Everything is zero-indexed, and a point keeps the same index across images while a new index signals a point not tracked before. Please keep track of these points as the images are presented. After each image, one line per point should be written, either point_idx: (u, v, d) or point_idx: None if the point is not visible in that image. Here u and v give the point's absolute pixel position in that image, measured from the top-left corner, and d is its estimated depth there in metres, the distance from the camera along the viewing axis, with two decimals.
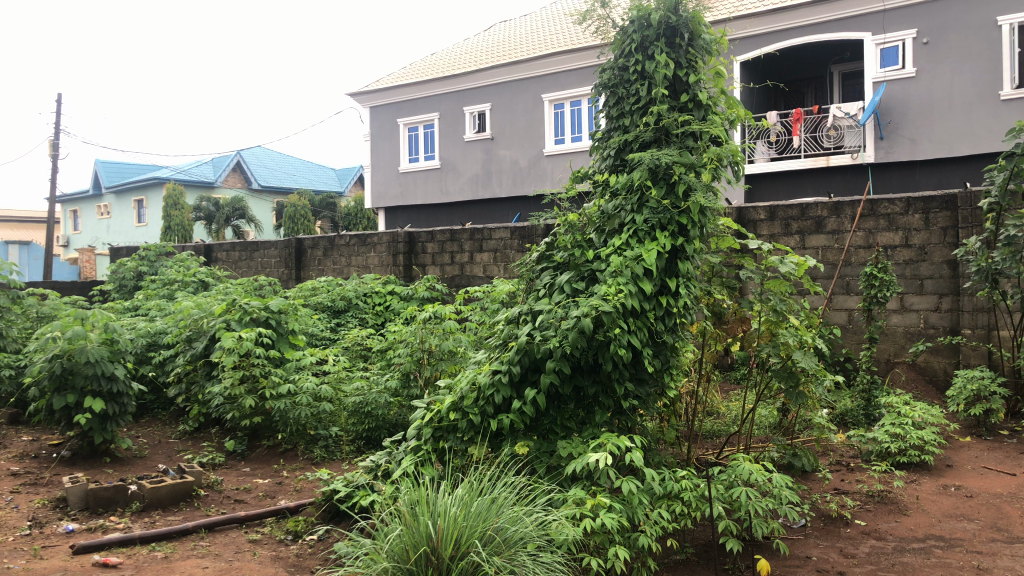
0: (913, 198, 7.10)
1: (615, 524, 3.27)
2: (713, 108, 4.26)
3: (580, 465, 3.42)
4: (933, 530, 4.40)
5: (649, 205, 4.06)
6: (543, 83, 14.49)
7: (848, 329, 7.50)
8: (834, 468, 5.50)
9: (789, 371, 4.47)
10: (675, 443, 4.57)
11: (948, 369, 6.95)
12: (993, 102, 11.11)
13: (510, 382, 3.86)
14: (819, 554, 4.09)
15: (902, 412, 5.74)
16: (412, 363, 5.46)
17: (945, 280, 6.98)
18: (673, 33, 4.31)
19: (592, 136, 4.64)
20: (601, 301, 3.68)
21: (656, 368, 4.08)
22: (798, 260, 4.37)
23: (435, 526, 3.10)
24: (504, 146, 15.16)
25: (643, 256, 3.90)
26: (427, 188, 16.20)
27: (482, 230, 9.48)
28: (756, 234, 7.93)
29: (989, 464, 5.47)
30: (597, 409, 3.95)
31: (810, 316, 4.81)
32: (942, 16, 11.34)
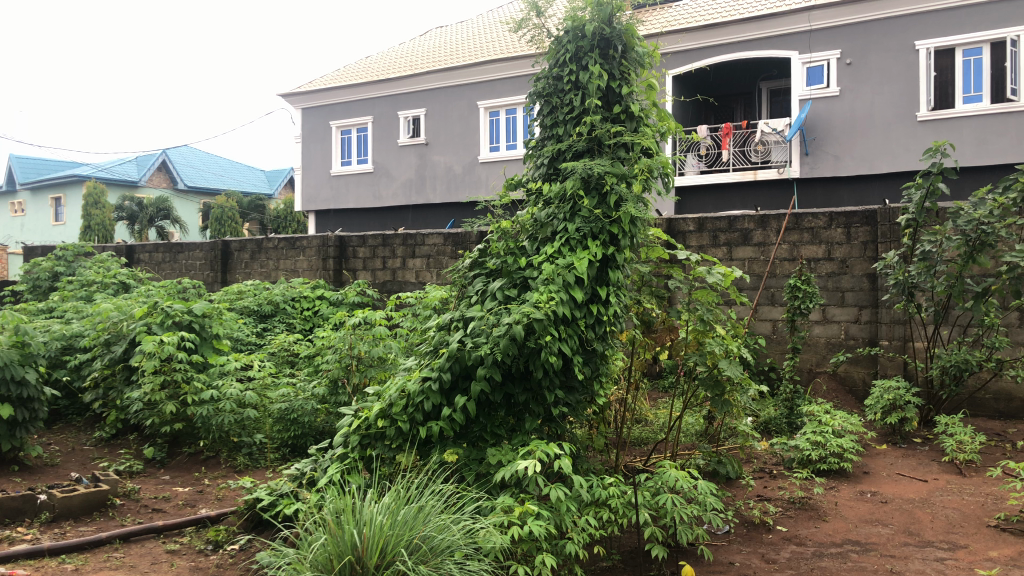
0: (836, 212, 7.32)
1: (542, 531, 3.26)
2: (644, 120, 4.34)
3: (510, 473, 3.41)
4: (850, 535, 4.53)
5: (581, 214, 4.09)
6: (479, 90, 14.52)
7: (772, 340, 7.69)
8: (758, 475, 5.63)
9: (716, 379, 4.54)
10: (603, 450, 4.61)
11: (867, 379, 7.18)
12: (911, 123, 11.59)
13: (440, 389, 3.83)
14: (742, 560, 4.16)
15: (823, 421, 5.90)
16: (340, 370, 5.39)
17: (865, 292, 7.22)
18: (607, 45, 4.36)
19: (526, 144, 4.64)
20: (532, 308, 3.68)
21: (586, 375, 4.12)
22: (725, 270, 4.44)
23: (360, 535, 3.06)
24: (438, 151, 15.12)
25: (574, 265, 3.91)
26: (359, 192, 16.02)
27: (415, 235, 9.42)
28: (686, 244, 8.06)
29: (903, 471, 5.67)
30: (527, 416, 3.95)
31: (736, 325, 4.91)
32: (864, 38, 11.75)
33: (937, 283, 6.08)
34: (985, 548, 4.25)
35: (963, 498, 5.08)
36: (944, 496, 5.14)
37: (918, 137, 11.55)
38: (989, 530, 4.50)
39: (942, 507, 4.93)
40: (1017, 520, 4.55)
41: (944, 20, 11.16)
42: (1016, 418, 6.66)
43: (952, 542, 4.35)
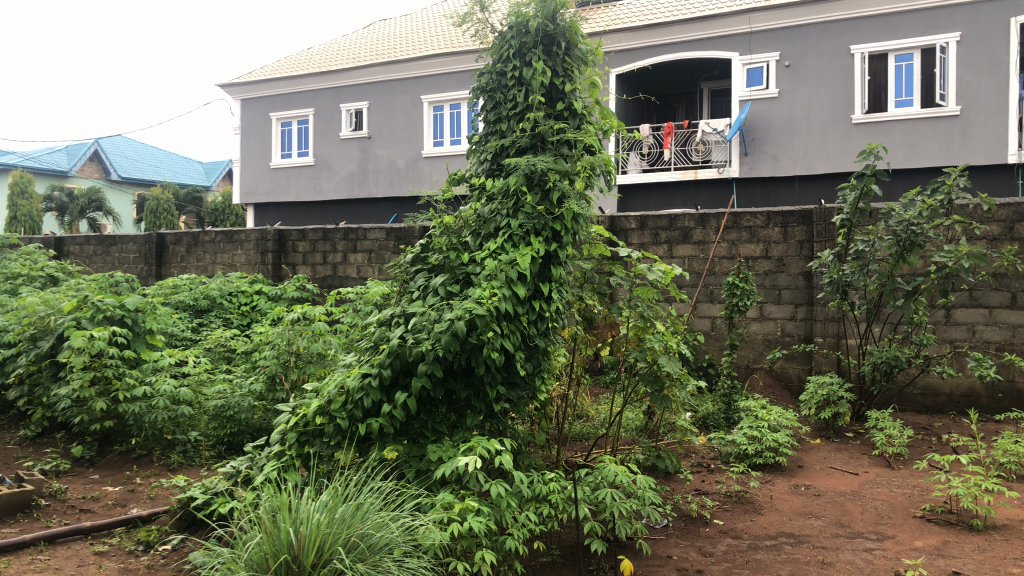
0: (773, 212, 7.47)
1: (482, 527, 3.24)
2: (587, 118, 4.36)
3: (450, 469, 3.39)
4: (784, 527, 4.62)
5: (524, 210, 4.09)
6: (423, 84, 14.44)
7: (711, 336, 7.81)
8: (696, 470, 5.71)
9: (655, 375, 4.60)
10: (544, 446, 4.63)
11: (802, 375, 7.36)
12: (846, 125, 11.89)
13: (380, 385, 3.79)
14: (679, 554, 4.22)
15: (759, 416, 6.01)
16: (278, 366, 5.30)
17: (801, 290, 7.38)
18: (550, 41, 4.37)
19: (469, 139, 4.62)
20: (475, 304, 3.66)
21: (528, 371, 4.12)
22: (666, 268, 4.48)
23: (297, 534, 3.01)
24: (381, 145, 14.98)
25: (517, 261, 3.90)
26: (300, 185, 15.78)
27: (356, 230, 9.32)
28: (627, 242, 8.14)
29: (835, 465, 5.81)
30: (469, 412, 3.94)
31: (676, 322, 4.97)
32: (802, 41, 12.00)
33: (869, 281, 6.26)
34: (911, 538, 4.38)
35: (892, 490, 5.24)
36: (874, 488, 5.29)
37: (852, 139, 11.86)
38: (915, 521, 4.65)
39: (872, 500, 5.07)
40: (942, 510, 4.71)
41: (878, 26, 11.48)
42: (941, 412, 6.91)
43: (881, 533, 4.48)
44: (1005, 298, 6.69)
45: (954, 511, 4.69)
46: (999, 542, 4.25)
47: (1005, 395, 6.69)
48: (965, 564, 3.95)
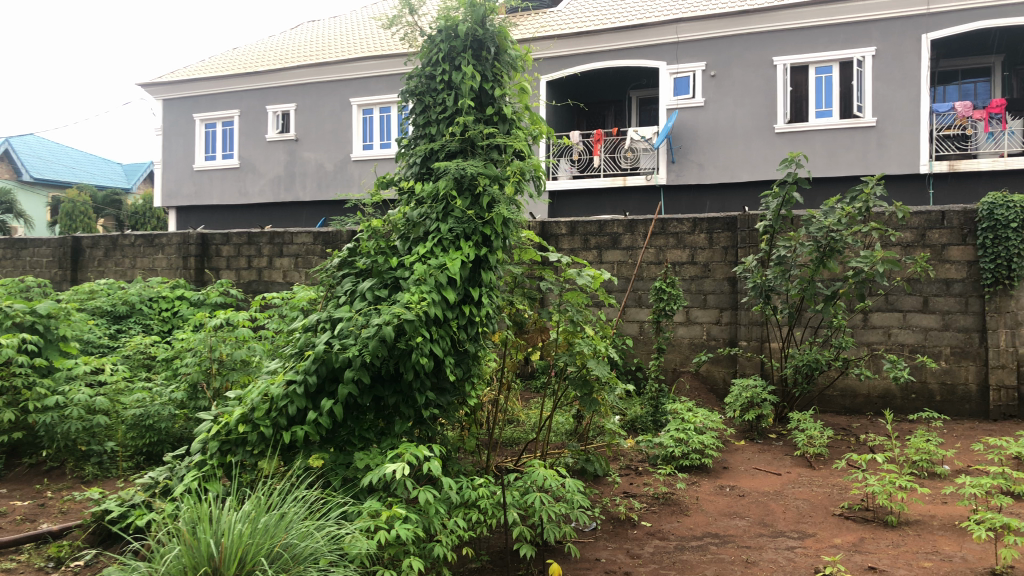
0: (699, 218, 7.62)
1: (410, 534, 3.20)
2: (517, 123, 4.39)
3: (377, 476, 3.35)
4: (710, 528, 4.70)
5: (454, 214, 4.07)
6: (352, 87, 14.29)
7: (639, 340, 7.91)
8: (624, 472, 5.77)
9: (584, 379, 4.64)
10: (474, 451, 4.61)
11: (727, 378, 7.52)
12: (769, 134, 12.22)
13: (305, 392, 3.71)
14: (608, 556, 4.25)
15: (686, 418, 6.10)
16: (199, 374, 5.12)
17: (726, 295, 7.54)
18: (480, 46, 4.37)
19: (398, 142, 4.57)
20: (403, 309, 3.61)
21: (458, 377, 4.09)
22: (595, 273, 4.51)
23: (217, 545, 2.93)
24: (308, 148, 14.77)
25: (447, 265, 3.88)
26: (224, 188, 15.44)
27: (282, 234, 9.17)
28: (558, 247, 8.20)
29: (759, 465, 5.95)
30: (397, 419, 3.90)
31: (605, 327, 5.01)
32: (727, 52, 12.28)
33: (791, 286, 6.44)
34: (831, 535, 4.51)
35: (812, 490, 5.38)
36: (796, 488, 5.42)
37: (775, 147, 12.19)
38: (834, 519, 4.79)
39: (794, 499, 5.20)
40: (860, 508, 4.86)
41: (799, 38, 11.83)
42: (859, 413, 7.14)
43: (802, 531, 4.60)
44: (918, 302, 6.96)
45: (871, 508, 4.85)
46: (912, 536, 4.41)
47: (918, 396, 6.98)
48: (880, 559, 4.08)
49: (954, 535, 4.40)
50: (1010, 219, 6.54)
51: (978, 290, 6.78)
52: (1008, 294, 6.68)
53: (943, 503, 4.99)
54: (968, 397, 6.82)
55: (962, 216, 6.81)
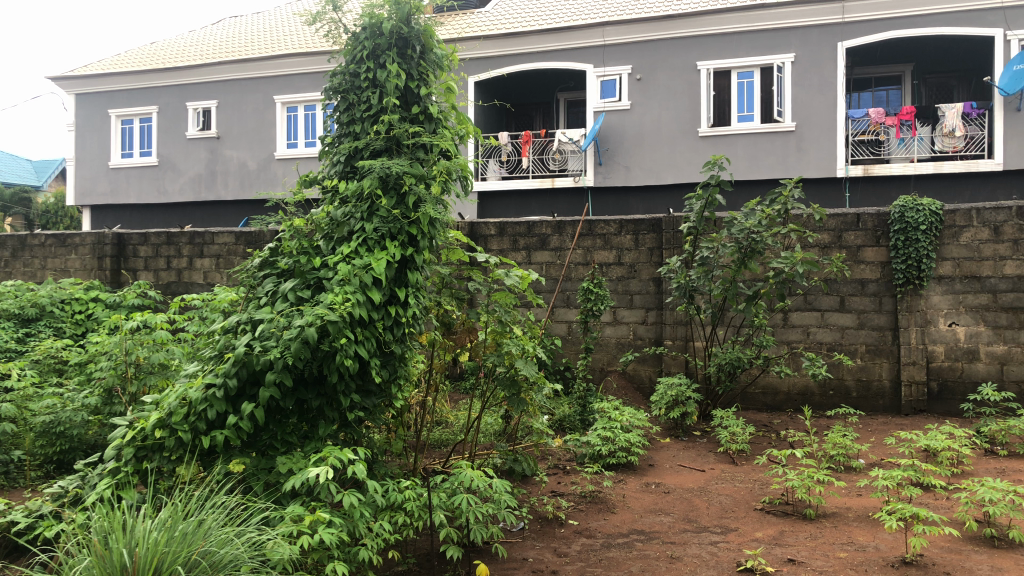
0: (625, 220, 7.73)
1: (334, 539, 3.14)
2: (443, 122, 4.37)
3: (300, 481, 3.27)
4: (635, 525, 4.76)
5: (379, 214, 4.01)
6: (276, 84, 14.05)
7: (568, 340, 7.97)
8: (552, 471, 5.80)
9: (512, 379, 4.64)
10: (402, 453, 4.58)
11: (653, 376, 7.64)
12: (693, 137, 12.46)
13: (225, 396, 3.60)
14: (535, 555, 4.26)
15: (612, 416, 6.15)
16: (114, 378, 4.93)
17: (651, 295, 7.66)
18: (405, 44, 4.33)
19: (322, 139, 4.49)
20: (327, 309, 3.55)
21: (384, 378, 4.04)
22: (523, 273, 4.51)
23: (130, 555, 2.83)
24: (230, 146, 14.45)
25: (372, 265, 3.84)
26: (142, 186, 14.96)
27: (203, 234, 8.95)
28: (487, 248, 8.19)
29: (684, 462, 6.07)
30: (322, 422, 3.83)
31: (533, 327, 5.02)
32: (652, 56, 12.48)
33: (713, 286, 6.59)
34: (752, 529, 4.61)
35: (734, 485, 5.50)
36: (719, 484, 5.53)
37: (699, 151, 12.44)
38: (756, 513, 4.91)
39: (717, 495, 5.30)
40: (780, 502, 4.99)
41: (722, 44, 12.11)
42: (780, 410, 7.34)
43: (724, 526, 4.69)
44: (834, 302, 7.19)
45: (790, 502, 4.98)
46: (829, 528, 4.54)
47: (835, 392, 7.21)
48: (799, 551, 4.18)
49: (868, 526, 4.55)
50: (920, 222, 6.81)
51: (891, 289, 7.04)
52: (918, 294, 6.96)
53: (858, 495, 5.16)
54: (882, 393, 7.07)
55: (876, 218, 7.06)
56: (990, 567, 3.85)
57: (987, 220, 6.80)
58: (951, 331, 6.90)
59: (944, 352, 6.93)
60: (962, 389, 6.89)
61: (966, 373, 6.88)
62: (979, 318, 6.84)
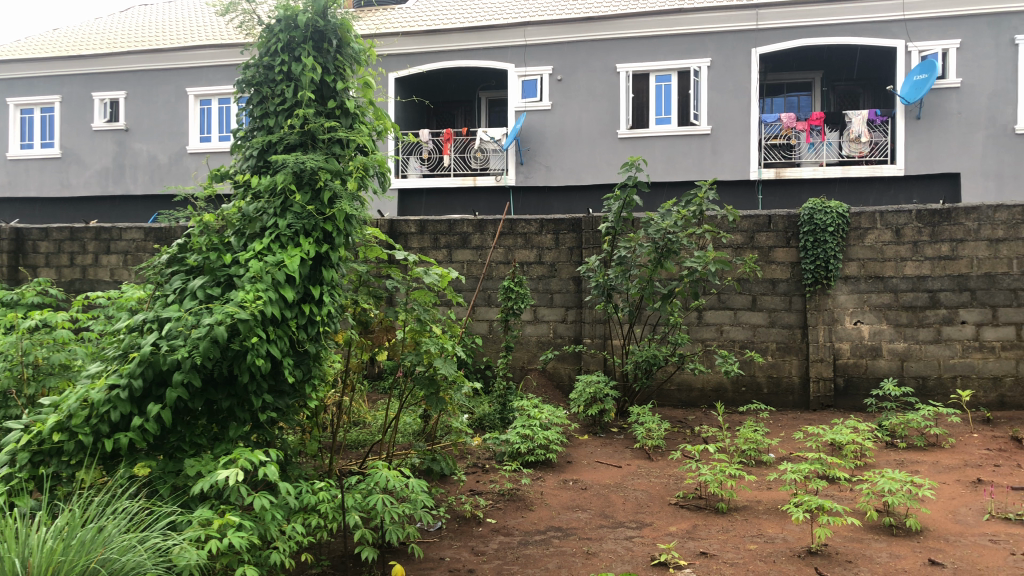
0: (546, 219, 7.79)
1: (244, 542, 3.06)
2: (360, 118, 4.30)
3: (208, 484, 3.17)
4: (553, 522, 4.80)
5: (293, 209, 3.94)
6: (188, 76, 13.66)
7: (488, 339, 7.96)
8: (471, 470, 5.79)
9: (431, 378, 4.62)
10: (317, 454, 4.49)
11: (572, 374, 7.70)
12: (612, 139, 12.63)
13: (130, 397, 3.45)
14: (452, 555, 4.25)
15: (532, 414, 6.18)
16: (10, 381, 4.69)
17: (571, 294, 7.75)
18: (321, 38, 4.25)
19: (234, 133, 4.36)
20: (237, 308, 3.45)
21: (297, 378, 3.96)
22: (442, 272, 4.48)
23: (23, 564, 2.71)
24: (139, 138, 13.96)
25: (285, 262, 3.75)
26: (44, 178, 14.30)
27: (110, 229, 8.63)
28: (406, 246, 8.11)
29: (601, 459, 6.15)
30: (232, 423, 3.72)
31: (452, 325, 4.99)
32: (573, 57, 12.59)
33: (631, 285, 6.69)
34: (666, 524, 4.70)
35: (650, 480, 5.60)
36: (635, 480, 5.63)
37: (618, 152, 12.62)
38: (670, 507, 5.00)
39: (633, 490, 5.39)
40: (693, 496, 5.10)
41: (641, 47, 12.33)
42: (694, 406, 7.51)
43: (639, 521, 4.77)
44: (747, 300, 7.39)
45: (703, 496, 5.09)
46: (739, 521, 4.66)
47: (747, 389, 7.41)
48: (710, 544, 4.29)
49: (776, 518, 4.69)
50: (828, 224, 7.06)
51: (800, 289, 7.28)
52: (825, 293, 7.21)
53: (768, 489, 5.31)
54: (792, 389, 7.30)
55: (786, 219, 7.29)
56: (888, 555, 4.02)
57: (889, 222, 7.10)
58: (857, 329, 7.17)
59: (850, 350, 7.19)
60: (866, 385, 7.17)
61: (870, 369, 7.16)
62: (882, 317, 7.13)
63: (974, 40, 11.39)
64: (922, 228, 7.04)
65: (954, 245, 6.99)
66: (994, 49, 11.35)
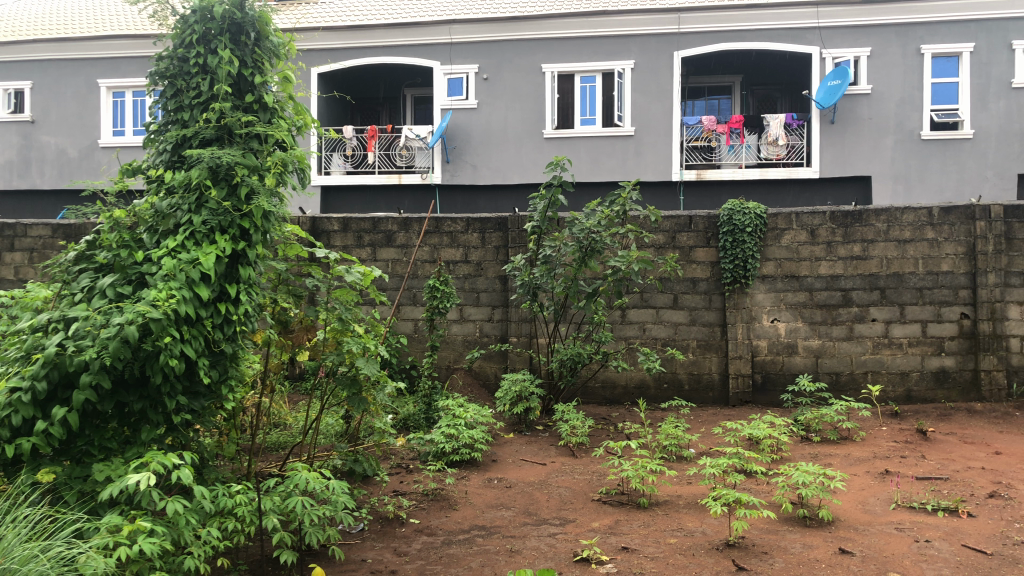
0: (472, 218, 7.78)
1: (155, 549, 2.96)
2: (279, 113, 4.22)
3: (118, 488, 3.05)
4: (477, 521, 4.79)
5: (208, 206, 3.84)
6: (99, 67, 13.17)
7: (413, 338, 7.91)
8: (395, 471, 5.73)
9: (352, 378, 4.56)
10: (234, 457, 4.38)
11: (498, 373, 7.72)
12: (538, 139, 12.71)
13: (34, 401, 3.30)
14: (374, 556, 4.20)
15: (457, 413, 6.14)
16: None
17: (497, 293, 7.76)
18: (238, 30, 4.14)
19: (146, 126, 4.21)
20: (149, 306, 3.33)
21: (213, 379, 3.85)
22: (364, 270, 4.41)
23: None
24: (46, 131, 13.40)
25: (200, 260, 3.64)
26: None
27: (14, 225, 8.26)
28: (329, 244, 7.97)
29: (526, 457, 6.17)
30: (145, 426, 3.59)
31: (376, 324, 4.93)
32: (499, 56, 12.61)
33: (556, 284, 6.72)
34: (589, 520, 4.74)
35: (574, 477, 5.65)
36: (559, 477, 5.67)
37: (544, 152, 12.69)
38: (593, 504, 5.06)
39: (557, 487, 5.42)
40: (616, 492, 5.17)
41: (566, 48, 12.43)
42: (618, 403, 7.61)
43: (563, 518, 4.80)
44: (668, 299, 7.52)
45: (625, 492, 5.17)
46: (660, 516, 4.74)
47: (669, 386, 7.54)
48: (632, 539, 4.34)
49: (695, 512, 4.79)
50: (745, 224, 7.25)
51: (720, 288, 7.44)
52: (744, 292, 7.39)
53: (688, 484, 5.42)
54: (712, 385, 7.45)
55: (706, 220, 7.45)
56: (802, 545, 4.14)
57: (804, 223, 7.33)
58: (774, 327, 7.38)
59: (767, 347, 7.39)
60: (782, 381, 7.37)
61: (786, 366, 7.36)
62: (798, 315, 7.35)
63: (883, 48, 11.86)
64: (835, 229, 7.29)
65: (865, 245, 7.25)
66: (901, 58, 11.84)
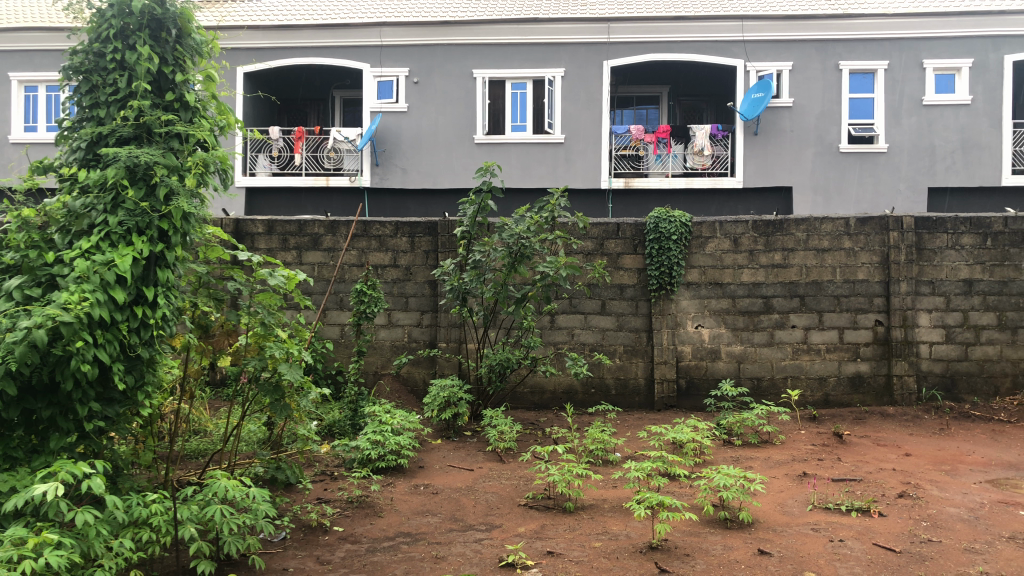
0: (401, 222, 7.74)
1: (62, 562, 2.83)
2: (201, 112, 4.11)
3: (22, 499, 2.92)
4: (402, 527, 4.75)
5: (125, 206, 3.71)
6: (10, 59, 12.63)
7: (339, 343, 7.81)
8: (319, 478, 5.65)
9: (275, 384, 4.46)
10: (151, 465, 4.24)
11: (427, 379, 7.68)
12: (469, 144, 12.70)
13: None
14: (296, 565, 4.12)
15: (383, 420, 6.07)
16: None
17: (426, 298, 7.72)
18: (158, 27, 4.02)
19: (58, 122, 4.04)
20: (59, 310, 3.19)
21: (128, 385, 3.72)
22: (289, 273, 4.33)
23: None
24: None
25: (115, 261, 3.52)
26: None
27: None
28: (253, 247, 7.82)
29: (453, 463, 6.15)
30: (54, 434, 3.44)
31: (300, 328, 4.84)
32: (429, 60, 12.57)
33: (485, 289, 6.70)
34: (515, 525, 4.75)
35: (501, 482, 5.65)
36: (485, 482, 5.66)
37: (475, 157, 12.70)
38: (519, 509, 5.06)
39: (483, 493, 5.42)
40: (542, 497, 5.19)
41: (497, 54, 12.48)
42: (545, 408, 7.64)
43: (489, 523, 4.80)
44: (596, 305, 7.59)
45: (552, 496, 5.19)
46: (586, 520, 4.78)
47: (596, 390, 7.62)
48: (557, 543, 4.37)
49: (620, 515, 4.85)
50: (671, 232, 7.38)
51: (646, 294, 7.56)
52: (669, 298, 7.53)
53: (613, 488, 5.49)
54: (638, 390, 7.56)
55: (634, 227, 7.56)
56: (722, 547, 4.23)
57: (728, 232, 7.51)
58: (698, 332, 7.53)
59: (691, 352, 7.53)
60: (706, 386, 7.52)
61: (710, 371, 7.52)
62: (721, 321, 7.52)
63: (804, 63, 12.25)
64: (757, 237, 7.48)
65: (785, 254, 7.47)
66: (820, 73, 12.25)
